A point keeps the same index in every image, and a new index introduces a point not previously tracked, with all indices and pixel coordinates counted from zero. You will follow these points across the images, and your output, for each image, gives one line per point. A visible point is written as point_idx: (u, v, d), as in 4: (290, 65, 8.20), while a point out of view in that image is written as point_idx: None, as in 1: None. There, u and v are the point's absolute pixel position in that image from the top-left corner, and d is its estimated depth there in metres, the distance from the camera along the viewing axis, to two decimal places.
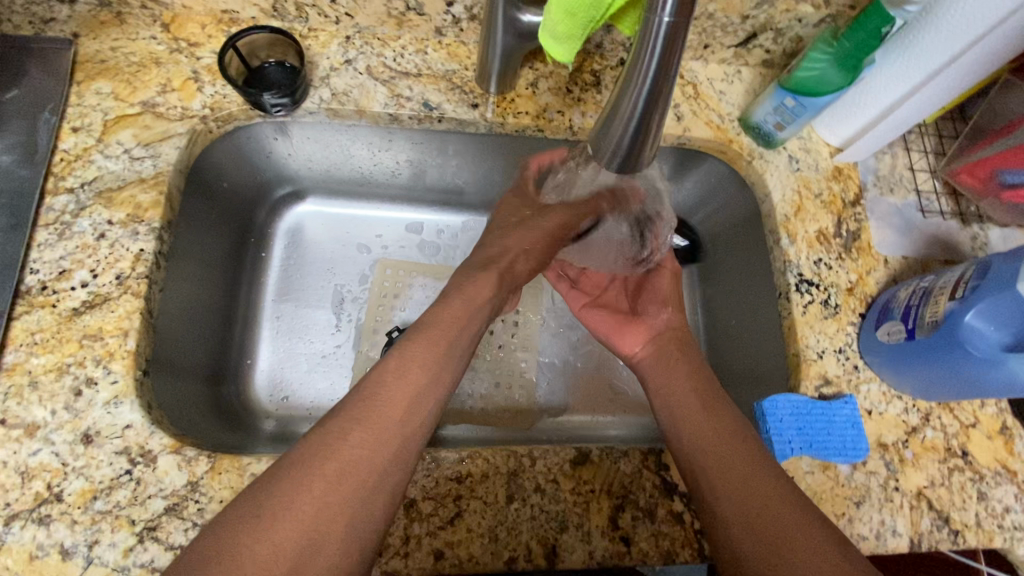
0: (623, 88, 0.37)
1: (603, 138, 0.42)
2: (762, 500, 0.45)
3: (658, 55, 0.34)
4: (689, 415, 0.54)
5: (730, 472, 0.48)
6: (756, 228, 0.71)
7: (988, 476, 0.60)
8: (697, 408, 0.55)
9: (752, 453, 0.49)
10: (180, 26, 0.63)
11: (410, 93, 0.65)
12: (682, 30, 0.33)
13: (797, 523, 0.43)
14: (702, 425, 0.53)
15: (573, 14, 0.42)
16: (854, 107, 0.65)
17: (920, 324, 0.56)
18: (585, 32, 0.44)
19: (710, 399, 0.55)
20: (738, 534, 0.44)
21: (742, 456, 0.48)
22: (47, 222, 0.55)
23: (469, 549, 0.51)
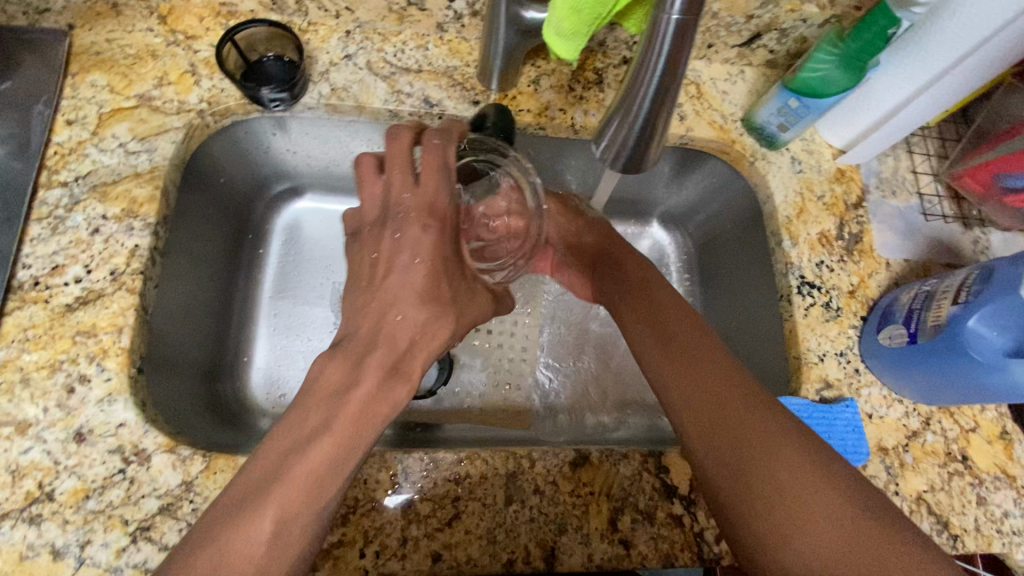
0: (627, 89, 0.37)
1: (607, 142, 0.41)
2: (728, 422, 0.46)
3: (666, 54, 0.33)
4: (657, 347, 0.55)
5: (698, 401, 0.49)
6: (758, 230, 0.71)
7: (988, 481, 0.60)
8: (657, 346, 0.55)
9: (714, 381, 0.49)
10: (177, 18, 0.62)
11: (410, 89, 0.65)
12: (690, 28, 0.32)
13: (765, 437, 0.45)
14: (671, 355, 0.53)
15: (577, 10, 0.41)
16: (858, 108, 0.65)
17: (922, 328, 0.56)
18: (590, 29, 0.43)
19: (666, 333, 0.56)
20: (710, 467, 0.46)
21: (705, 388, 0.49)
22: (41, 217, 0.54)
23: (467, 551, 0.50)
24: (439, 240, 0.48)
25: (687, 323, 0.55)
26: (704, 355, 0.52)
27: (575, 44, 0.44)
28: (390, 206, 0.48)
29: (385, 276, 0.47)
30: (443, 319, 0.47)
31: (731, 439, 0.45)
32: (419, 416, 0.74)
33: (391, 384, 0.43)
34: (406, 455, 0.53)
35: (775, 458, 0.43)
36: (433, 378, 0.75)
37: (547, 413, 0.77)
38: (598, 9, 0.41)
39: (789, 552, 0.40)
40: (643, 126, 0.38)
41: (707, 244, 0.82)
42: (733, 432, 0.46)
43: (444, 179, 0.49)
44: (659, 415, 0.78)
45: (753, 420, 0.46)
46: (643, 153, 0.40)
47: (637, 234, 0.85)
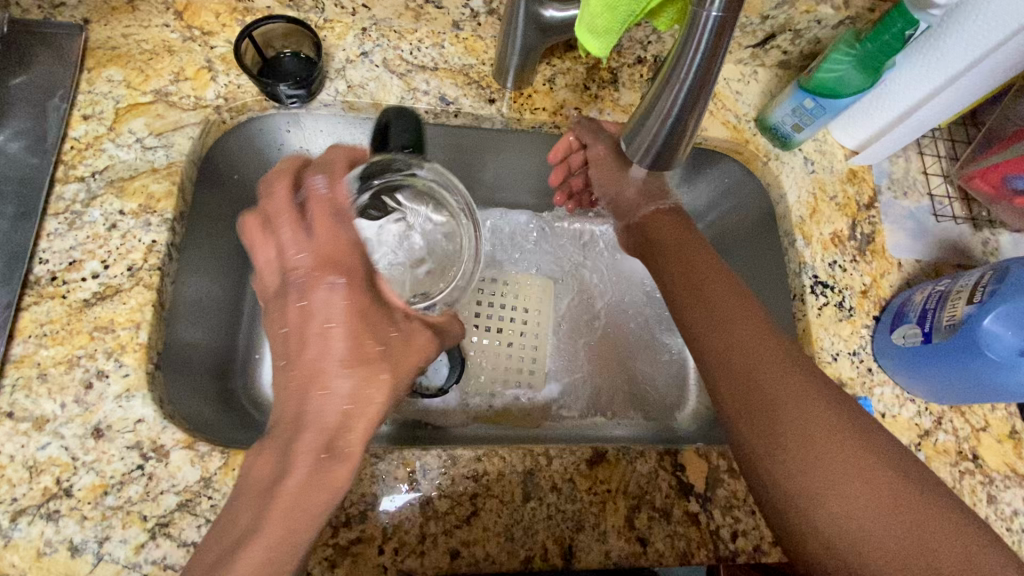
0: (660, 88, 0.38)
1: (635, 139, 0.42)
2: (764, 389, 0.47)
3: (702, 56, 0.34)
4: (690, 307, 0.54)
5: (736, 366, 0.49)
6: (771, 229, 0.71)
7: (998, 479, 0.61)
8: (696, 305, 0.54)
9: (756, 347, 0.49)
10: (193, 13, 0.62)
11: (426, 87, 0.65)
12: (729, 26, 0.33)
13: (802, 402, 0.46)
14: (706, 317, 0.53)
15: (613, 6, 0.42)
16: (872, 110, 0.65)
17: (937, 327, 0.56)
18: (623, 27, 0.44)
19: (705, 292, 0.54)
20: (744, 429, 0.47)
21: (745, 352, 0.49)
22: (57, 211, 0.54)
23: (485, 548, 0.50)
24: (353, 299, 0.42)
25: (722, 284, 0.54)
26: (741, 317, 0.51)
27: (608, 41, 0.44)
28: (287, 274, 0.43)
29: (302, 350, 0.42)
30: (376, 372, 0.42)
31: (768, 406, 0.46)
32: (431, 416, 0.74)
33: (326, 466, 0.40)
34: (423, 452, 0.53)
35: (812, 425, 0.44)
36: (444, 376, 0.75)
37: (557, 411, 0.77)
38: (633, 5, 0.41)
39: (823, 512, 0.42)
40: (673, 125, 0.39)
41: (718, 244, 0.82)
42: (770, 397, 0.46)
43: (342, 226, 0.43)
44: (668, 414, 0.78)
45: (791, 386, 0.47)
46: (671, 152, 0.41)
47: None
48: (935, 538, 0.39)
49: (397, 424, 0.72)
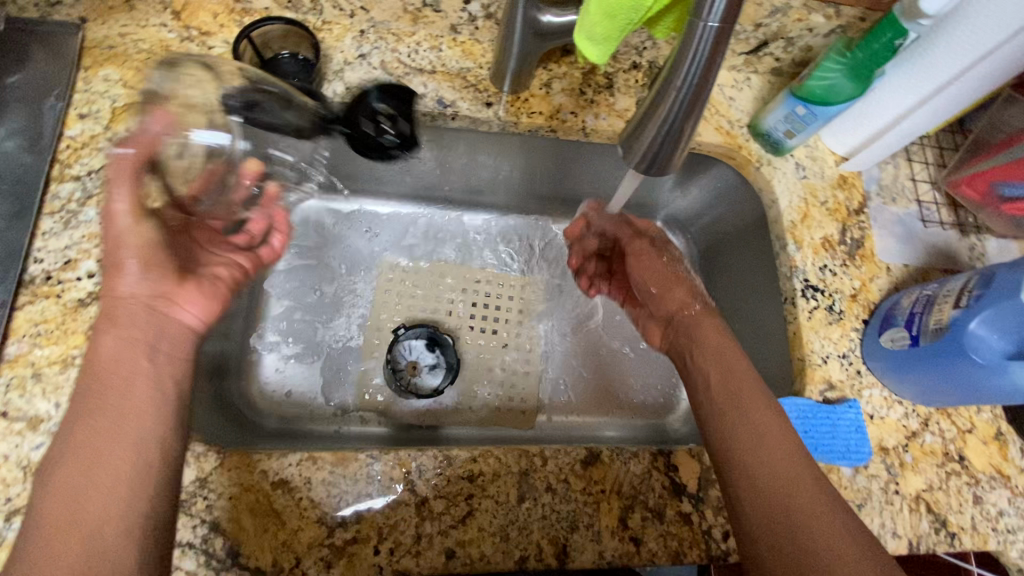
0: (659, 92, 0.37)
1: (633, 142, 0.41)
2: (785, 499, 0.45)
3: (701, 61, 0.34)
4: (726, 416, 0.52)
5: (756, 468, 0.48)
6: (763, 233, 0.72)
7: (984, 480, 0.62)
8: (725, 402, 0.53)
9: (780, 453, 0.48)
10: (191, 14, 0.62)
11: (424, 90, 0.65)
12: (727, 35, 0.33)
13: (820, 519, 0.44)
14: (733, 427, 0.51)
15: (612, 15, 0.42)
16: (861, 117, 0.67)
17: (924, 331, 0.57)
18: (623, 34, 0.44)
19: (737, 391, 0.53)
20: (756, 536, 0.45)
21: (770, 455, 0.48)
22: (52, 211, 0.54)
23: (480, 548, 0.51)
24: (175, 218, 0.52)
25: (760, 396, 0.52)
26: (773, 436, 0.49)
27: (608, 48, 0.45)
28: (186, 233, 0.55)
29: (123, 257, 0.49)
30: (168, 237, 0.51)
31: (789, 534, 0.44)
32: (427, 418, 0.75)
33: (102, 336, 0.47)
34: (419, 453, 0.53)
35: (828, 540, 0.42)
36: (440, 378, 0.76)
37: (551, 412, 0.78)
38: (633, 14, 0.42)
39: None
40: (670, 130, 0.39)
41: (712, 247, 0.83)
42: (791, 526, 0.44)
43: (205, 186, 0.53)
44: (660, 413, 0.79)
45: (813, 507, 0.44)
46: (668, 156, 0.41)
47: None
48: None
49: (390, 426, 0.74)
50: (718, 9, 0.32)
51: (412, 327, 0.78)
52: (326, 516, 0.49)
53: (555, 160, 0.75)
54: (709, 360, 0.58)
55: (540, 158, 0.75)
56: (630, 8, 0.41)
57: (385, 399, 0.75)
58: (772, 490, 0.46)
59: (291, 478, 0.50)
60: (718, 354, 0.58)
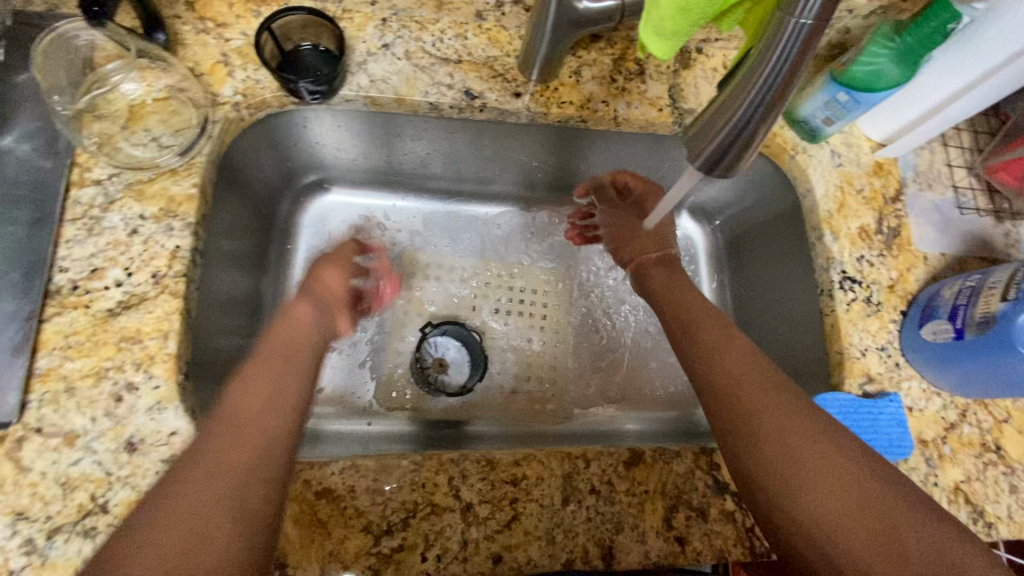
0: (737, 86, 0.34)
1: (699, 139, 0.38)
2: (730, 385, 0.50)
3: (789, 58, 0.32)
4: (697, 330, 0.57)
5: (704, 359, 0.53)
6: (797, 223, 0.71)
7: (1021, 470, 0.62)
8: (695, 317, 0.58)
9: (735, 343, 0.54)
10: (205, 4, 0.58)
11: (450, 80, 0.62)
12: (819, 33, 0.31)
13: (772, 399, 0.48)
14: (697, 354, 0.55)
15: (686, 10, 0.39)
16: (903, 103, 0.64)
17: (969, 323, 0.56)
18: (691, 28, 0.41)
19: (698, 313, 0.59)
20: (714, 410, 0.50)
21: (729, 347, 0.53)
22: (75, 217, 0.52)
23: (527, 551, 0.50)
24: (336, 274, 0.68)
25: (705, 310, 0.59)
26: (727, 348, 0.53)
27: (675, 42, 0.42)
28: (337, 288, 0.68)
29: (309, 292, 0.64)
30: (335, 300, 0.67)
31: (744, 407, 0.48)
32: (456, 414, 0.75)
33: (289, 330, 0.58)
34: (462, 457, 0.52)
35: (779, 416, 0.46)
36: (466, 375, 0.75)
37: (580, 407, 0.78)
38: (709, 7, 0.39)
39: (800, 502, 0.42)
40: (741, 134, 0.36)
41: (740, 237, 0.82)
42: (779, 439, 0.45)
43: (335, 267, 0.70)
44: (685, 404, 0.80)
45: (759, 389, 0.49)
46: (733, 156, 0.37)
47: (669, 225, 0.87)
48: (913, 541, 0.38)
49: (420, 424, 0.74)
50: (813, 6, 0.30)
51: (439, 325, 0.77)
52: (371, 524, 0.49)
53: (581, 150, 0.73)
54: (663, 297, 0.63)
55: (565, 149, 0.73)
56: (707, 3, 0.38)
57: (413, 396, 0.74)
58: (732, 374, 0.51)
59: (335, 486, 0.49)
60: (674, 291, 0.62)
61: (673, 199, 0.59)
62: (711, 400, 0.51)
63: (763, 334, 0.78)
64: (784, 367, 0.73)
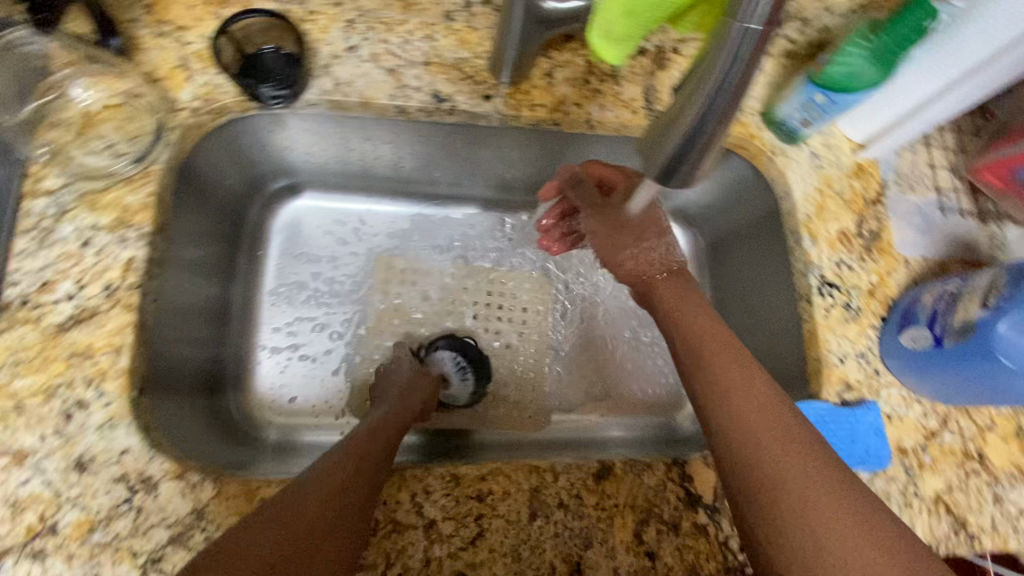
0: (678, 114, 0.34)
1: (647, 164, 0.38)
2: (746, 431, 0.46)
3: (727, 91, 0.32)
4: (713, 364, 0.52)
5: (719, 398, 0.49)
6: (776, 227, 0.70)
7: (1004, 479, 0.60)
8: (713, 348, 0.54)
9: (751, 379, 0.50)
10: (164, 7, 0.57)
11: (418, 83, 0.61)
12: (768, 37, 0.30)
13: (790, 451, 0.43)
14: (709, 392, 0.50)
15: (633, 14, 0.40)
16: (882, 104, 0.63)
17: (948, 330, 0.55)
18: (640, 33, 0.42)
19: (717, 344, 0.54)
20: (728, 459, 0.46)
21: (744, 384, 0.49)
22: (25, 229, 0.50)
23: (492, 570, 0.49)
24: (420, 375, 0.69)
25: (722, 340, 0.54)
26: (743, 391, 0.49)
27: (623, 47, 0.42)
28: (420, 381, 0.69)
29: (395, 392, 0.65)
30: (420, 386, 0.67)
31: (759, 458, 0.44)
32: (432, 423, 0.73)
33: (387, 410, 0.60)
34: (426, 473, 0.51)
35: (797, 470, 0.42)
36: (470, 384, 0.75)
37: (557, 415, 0.77)
38: (656, 14, 0.40)
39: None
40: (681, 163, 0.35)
41: (721, 240, 0.81)
42: (793, 503, 0.40)
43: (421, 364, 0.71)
44: (665, 409, 0.79)
45: (777, 437, 0.44)
46: (678, 184, 0.37)
47: None
48: None
49: (423, 434, 0.72)
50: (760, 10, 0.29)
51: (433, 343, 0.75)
52: None
53: (557, 154, 0.71)
54: (678, 324, 0.58)
55: (540, 152, 0.71)
56: (653, 8, 0.39)
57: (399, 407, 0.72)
58: (751, 417, 0.47)
59: None
60: (689, 320, 0.58)
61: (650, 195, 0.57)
62: (723, 445, 0.47)
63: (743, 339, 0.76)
64: None
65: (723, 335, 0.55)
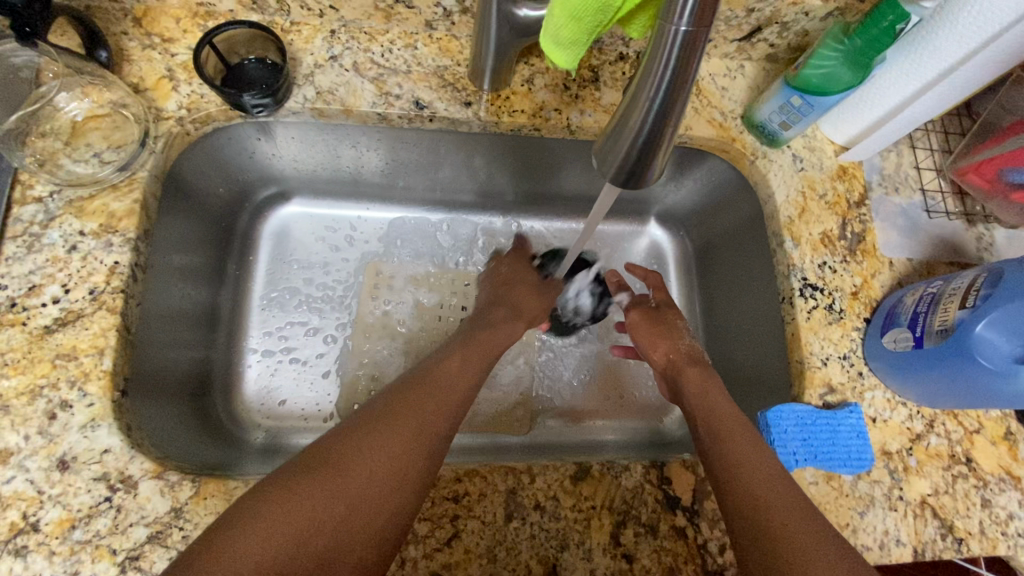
0: (625, 114, 0.35)
1: (605, 165, 0.38)
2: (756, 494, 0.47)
3: (666, 93, 0.32)
4: (728, 431, 0.53)
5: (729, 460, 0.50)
6: (759, 229, 0.70)
7: (992, 483, 0.60)
8: (731, 415, 0.55)
9: (761, 448, 0.52)
10: (153, 20, 0.59)
11: (400, 91, 0.62)
12: (700, 39, 0.30)
13: (798, 518, 0.45)
14: (715, 456, 0.52)
15: (578, 18, 0.39)
16: (860, 106, 0.63)
17: (928, 331, 0.54)
18: (590, 36, 0.41)
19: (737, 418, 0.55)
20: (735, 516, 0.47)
21: (755, 450, 0.51)
22: (14, 234, 0.52)
23: (467, 570, 0.49)
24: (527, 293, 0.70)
25: (735, 414, 0.56)
26: (755, 460, 0.50)
27: (573, 52, 0.42)
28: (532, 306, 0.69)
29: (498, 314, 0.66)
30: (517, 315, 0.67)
31: (765, 520, 0.45)
32: None
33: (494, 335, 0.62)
34: None
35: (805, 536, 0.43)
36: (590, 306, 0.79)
37: (546, 420, 0.77)
38: (601, 17, 0.39)
39: None
40: (635, 163, 0.36)
41: (709, 244, 0.81)
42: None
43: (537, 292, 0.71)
44: (654, 412, 0.79)
45: (784, 504, 0.46)
46: (636, 186, 0.37)
47: (636, 233, 0.86)
48: None
49: None
50: (688, 12, 0.29)
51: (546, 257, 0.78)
52: None
53: (543, 159, 0.72)
54: (696, 402, 0.59)
55: (525, 157, 0.72)
56: (597, 10, 0.38)
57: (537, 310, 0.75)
58: (763, 480, 0.48)
59: None
60: (703, 398, 0.59)
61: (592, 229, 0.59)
62: (730, 503, 0.48)
63: (731, 342, 0.76)
64: (748, 376, 0.71)
65: (739, 415, 0.56)
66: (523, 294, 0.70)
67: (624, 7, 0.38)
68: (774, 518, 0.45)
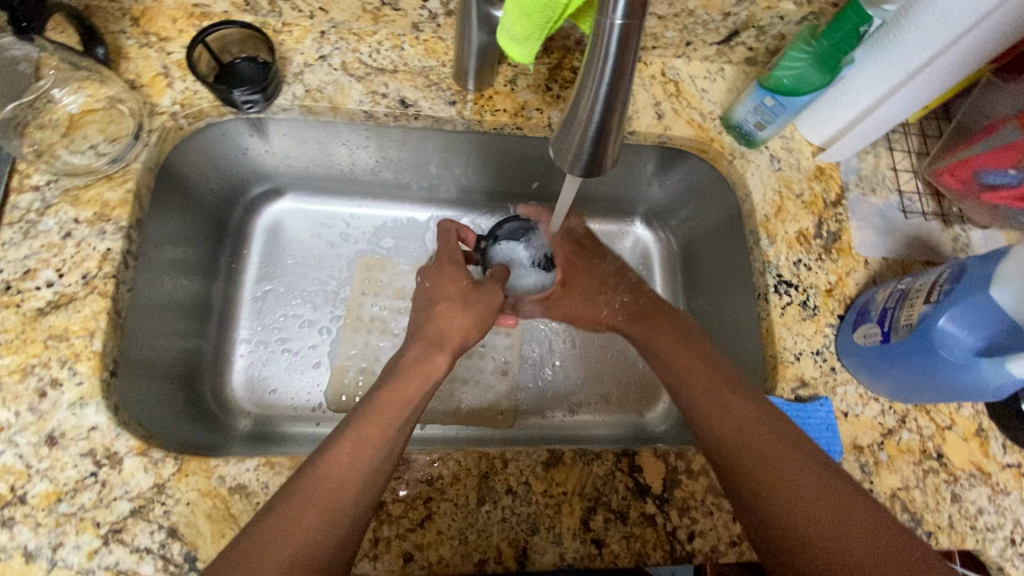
0: (575, 104, 0.37)
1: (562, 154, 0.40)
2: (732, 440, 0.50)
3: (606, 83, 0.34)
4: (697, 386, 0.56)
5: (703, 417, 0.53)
6: (738, 227, 0.71)
7: (963, 478, 0.60)
8: (699, 369, 0.58)
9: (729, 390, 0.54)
10: (150, 19, 0.62)
11: (386, 89, 0.64)
12: (634, 33, 0.33)
13: (774, 452, 0.48)
14: (695, 413, 0.55)
15: (529, 13, 0.42)
16: (834, 107, 0.65)
17: (895, 327, 0.56)
18: (542, 33, 0.44)
19: (705, 367, 0.58)
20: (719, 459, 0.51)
21: (724, 395, 0.54)
22: (12, 220, 0.54)
23: (438, 551, 0.51)
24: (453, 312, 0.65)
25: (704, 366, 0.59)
26: (724, 407, 0.53)
27: (530, 46, 0.45)
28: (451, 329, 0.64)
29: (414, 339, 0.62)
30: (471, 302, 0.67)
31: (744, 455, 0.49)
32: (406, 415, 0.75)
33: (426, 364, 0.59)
34: None
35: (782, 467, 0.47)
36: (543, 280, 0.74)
37: (530, 413, 0.78)
38: (554, 10, 0.42)
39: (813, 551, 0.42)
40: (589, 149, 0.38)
41: (692, 242, 0.82)
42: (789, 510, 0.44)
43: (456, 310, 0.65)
44: (638, 406, 0.80)
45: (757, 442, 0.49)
46: (594, 172, 0.39)
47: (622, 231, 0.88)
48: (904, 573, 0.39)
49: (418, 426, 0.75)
50: (621, 6, 0.31)
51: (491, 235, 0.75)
52: None
53: (528, 159, 0.74)
54: (667, 362, 0.62)
55: (510, 157, 0.74)
56: (546, 6, 0.41)
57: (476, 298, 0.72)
58: (733, 427, 0.51)
59: (248, 483, 0.50)
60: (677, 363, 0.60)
61: (566, 207, 0.59)
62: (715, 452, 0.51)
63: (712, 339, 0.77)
64: None
65: (707, 365, 0.58)
66: (444, 319, 0.64)
67: (571, 4, 0.41)
68: (751, 460, 0.48)
